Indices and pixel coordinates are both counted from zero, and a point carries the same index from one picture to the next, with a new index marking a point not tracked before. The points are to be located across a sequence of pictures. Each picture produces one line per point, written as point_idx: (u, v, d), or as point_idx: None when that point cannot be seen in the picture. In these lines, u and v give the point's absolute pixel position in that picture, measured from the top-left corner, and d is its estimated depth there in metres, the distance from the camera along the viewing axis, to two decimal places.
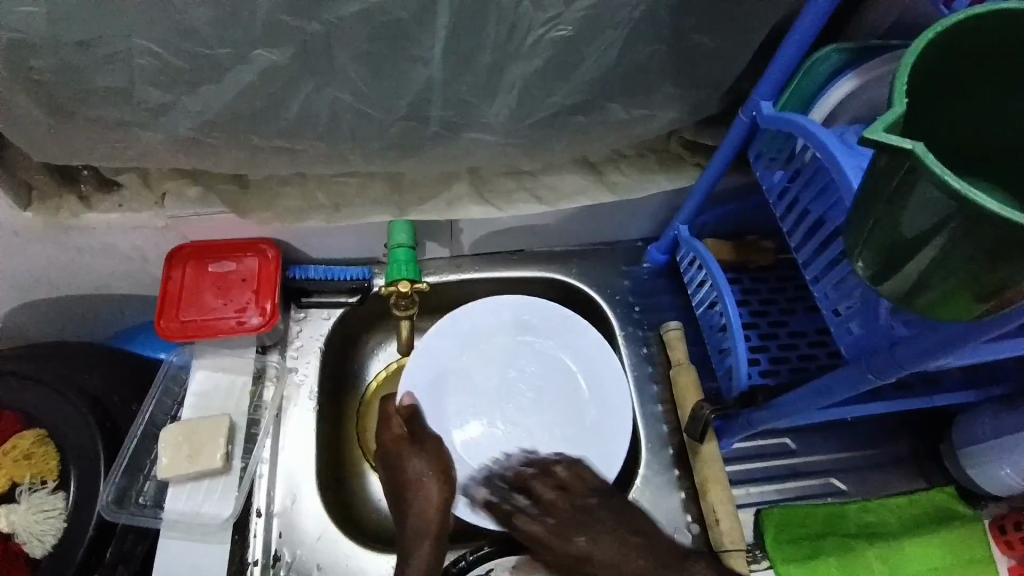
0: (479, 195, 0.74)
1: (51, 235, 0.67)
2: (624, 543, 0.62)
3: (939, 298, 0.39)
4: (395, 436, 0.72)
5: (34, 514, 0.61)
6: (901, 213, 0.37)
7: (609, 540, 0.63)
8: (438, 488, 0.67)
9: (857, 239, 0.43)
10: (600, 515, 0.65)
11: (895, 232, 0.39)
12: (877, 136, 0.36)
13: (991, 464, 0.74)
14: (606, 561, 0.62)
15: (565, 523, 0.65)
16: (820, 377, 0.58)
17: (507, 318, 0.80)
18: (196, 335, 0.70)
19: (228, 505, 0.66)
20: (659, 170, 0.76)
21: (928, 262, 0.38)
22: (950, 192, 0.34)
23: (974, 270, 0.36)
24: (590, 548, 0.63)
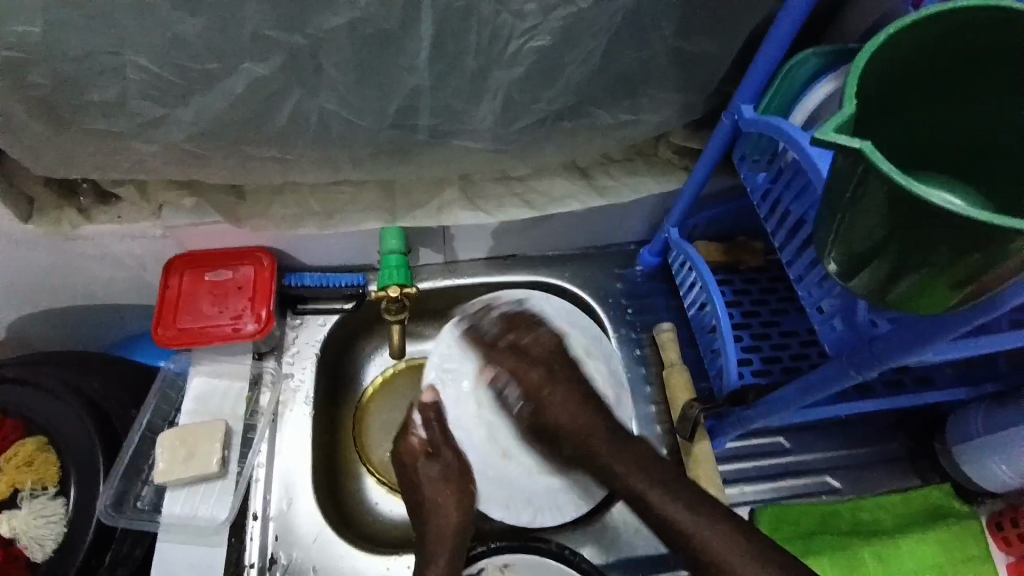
0: (470, 200, 0.76)
1: (53, 244, 0.69)
2: (580, 405, 0.70)
3: (910, 289, 0.40)
4: (415, 447, 0.72)
5: (35, 518, 0.61)
6: (862, 211, 0.39)
7: (568, 402, 0.70)
8: (453, 511, 0.69)
9: (826, 238, 0.44)
10: (570, 375, 0.72)
11: (863, 228, 0.39)
12: (829, 135, 0.37)
13: (984, 460, 0.75)
14: (563, 414, 0.70)
15: (540, 372, 0.72)
16: (807, 374, 0.59)
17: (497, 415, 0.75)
18: (192, 342, 0.71)
19: (224, 508, 0.67)
20: (646, 173, 0.78)
21: (892, 256, 0.39)
22: (899, 186, 0.35)
23: (944, 261, 0.37)
24: (560, 394, 0.71)
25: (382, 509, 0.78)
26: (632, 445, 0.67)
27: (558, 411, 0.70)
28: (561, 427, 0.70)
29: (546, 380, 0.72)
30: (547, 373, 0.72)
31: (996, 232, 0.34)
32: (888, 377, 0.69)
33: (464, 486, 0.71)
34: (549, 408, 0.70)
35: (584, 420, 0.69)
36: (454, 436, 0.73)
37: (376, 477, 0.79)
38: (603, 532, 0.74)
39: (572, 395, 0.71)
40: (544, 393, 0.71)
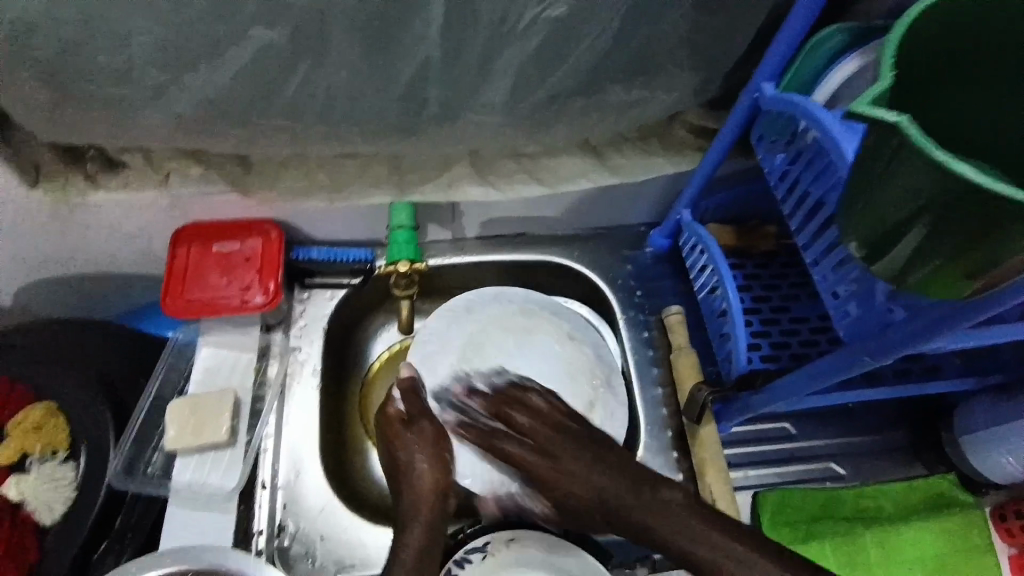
0: (479, 176, 0.75)
1: (60, 213, 0.69)
2: (601, 480, 0.59)
3: (927, 275, 0.39)
4: (393, 415, 0.65)
5: (43, 483, 0.63)
6: (888, 188, 0.38)
7: (589, 482, 0.59)
8: (432, 476, 0.62)
9: (849, 218, 0.43)
10: (576, 449, 0.61)
11: (887, 209, 0.39)
12: (863, 108, 0.37)
13: (990, 451, 0.75)
14: (587, 494, 0.59)
15: (543, 460, 0.61)
16: (816, 360, 0.58)
17: None
18: (202, 313, 0.71)
19: (234, 476, 0.67)
20: (660, 153, 0.76)
21: (914, 239, 0.38)
22: (932, 163, 0.34)
23: (960, 250, 0.36)
24: (580, 472, 0.60)
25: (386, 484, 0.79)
26: (659, 506, 0.58)
27: (583, 493, 0.60)
28: (584, 508, 0.60)
29: (565, 464, 0.61)
30: (547, 456, 0.61)
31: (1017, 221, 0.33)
32: (898, 365, 0.68)
33: (442, 452, 0.63)
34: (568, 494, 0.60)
35: (613, 494, 0.59)
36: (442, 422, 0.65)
37: None
38: None
39: (596, 474, 0.60)
40: (563, 481, 0.60)
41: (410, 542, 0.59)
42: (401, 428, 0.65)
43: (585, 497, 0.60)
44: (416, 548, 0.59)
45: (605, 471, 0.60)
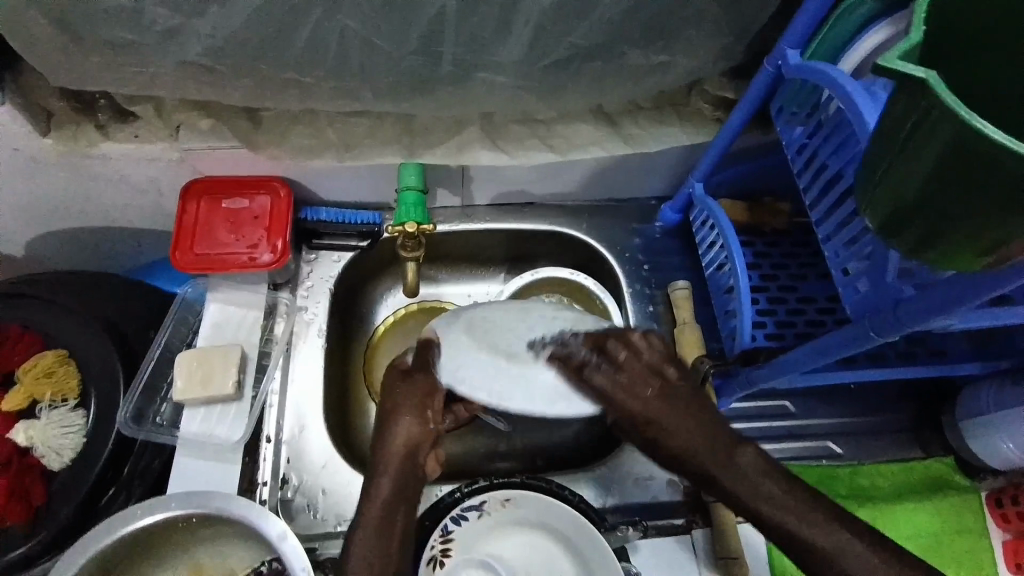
0: (491, 141, 0.73)
1: (71, 161, 0.69)
2: (697, 426, 0.56)
3: (943, 246, 0.38)
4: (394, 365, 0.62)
5: (54, 428, 0.64)
6: (909, 153, 0.36)
7: (683, 424, 0.56)
8: (410, 433, 0.57)
9: (866, 185, 0.42)
10: (673, 394, 0.57)
11: (906, 179, 0.37)
12: (893, 63, 0.35)
13: (990, 437, 0.75)
14: (676, 439, 0.55)
15: (640, 400, 0.57)
16: (822, 335, 0.57)
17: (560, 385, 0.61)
18: (209, 267, 0.71)
19: (239, 430, 0.68)
20: (675, 123, 0.75)
21: (932, 207, 0.37)
22: (958, 124, 0.32)
23: (971, 224, 0.35)
24: (670, 420, 0.56)
25: None
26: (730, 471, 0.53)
27: (673, 439, 0.56)
28: (666, 453, 0.56)
29: (657, 405, 0.57)
30: (650, 396, 0.57)
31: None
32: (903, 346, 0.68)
33: (424, 411, 0.59)
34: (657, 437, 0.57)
35: (702, 445, 0.55)
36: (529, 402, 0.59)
37: None
38: (602, 478, 0.74)
39: (685, 421, 0.56)
40: (653, 421, 0.56)
41: (370, 503, 0.54)
42: (399, 380, 0.60)
43: (677, 443, 0.55)
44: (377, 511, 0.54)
45: (698, 419, 0.56)
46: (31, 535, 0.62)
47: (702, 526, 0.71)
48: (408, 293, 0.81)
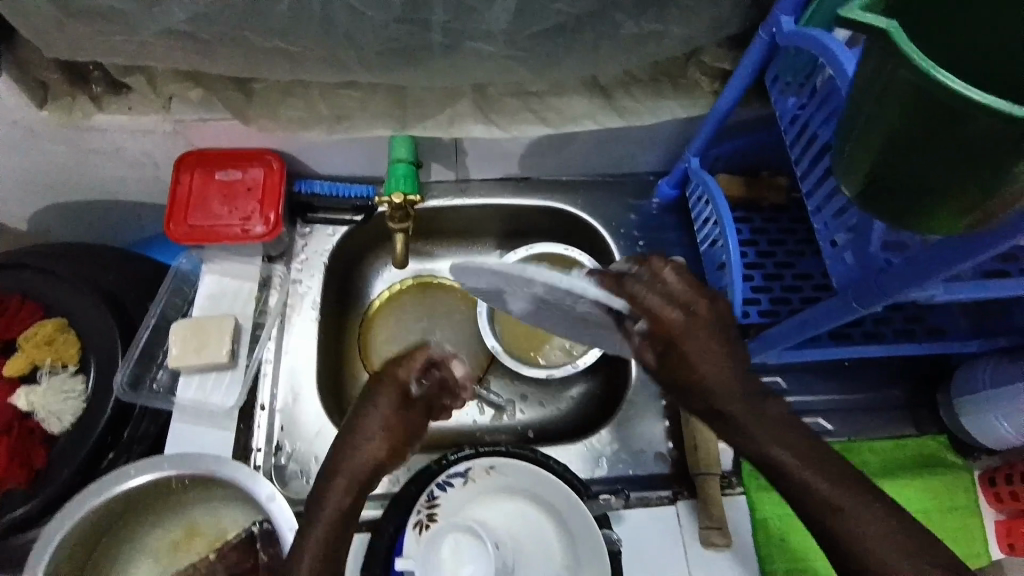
0: (483, 113, 0.73)
1: (66, 133, 0.70)
2: (730, 355, 0.50)
3: (924, 205, 0.38)
4: (396, 380, 0.55)
5: (55, 393, 0.66)
6: (882, 108, 0.36)
7: (719, 348, 0.50)
8: (373, 465, 0.52)
9: (844, 145, 0.41)
10: (715, 321, 0.51)
11: (880, 137, 0.37)
12: (853, 14, 0.34)
13: (986, 415, 0.75)
14: (707, 368, 0.50)
15: (683, 317, 0.50)
16: (810, 308, 0.57)
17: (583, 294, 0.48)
18: (202, 239, 0.72)
19: (233, 397, 0.70)
20: (669, 94, 0.74)
21: (909, 165, 0.36)
22: (925, 77, 0.32)
23: (951, 180, 0.35)
24: (701, 345, 0.50)
25: None
26: (727, 403, 0.50)
27: (703, 364, 0.50)
28: (692, 382, 0.50)
29: (692, 326, 0.50)
30: (691, 319, 0.50)
31: (1007, 146, 0.32)
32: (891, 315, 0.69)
33: (394, 448, 0.54)
34: (684, 356, 0.50)
35: (730, 379, 0.50)
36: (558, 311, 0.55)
37: None
38: (589, 451, 0.75)
39: (716, 349, 0.50)
40: (686, 341, 0.50)
41: (329, 504, 0.50)
42: (391, 398, 0.54)
43: (708, 366, 0.50)
44: (329, 525, 0.49)
45: (732, 352, 0.51)
46: (30, 497, 0.64)
47: (686, 497, 0.72)
48: (397, 265, 0.81)
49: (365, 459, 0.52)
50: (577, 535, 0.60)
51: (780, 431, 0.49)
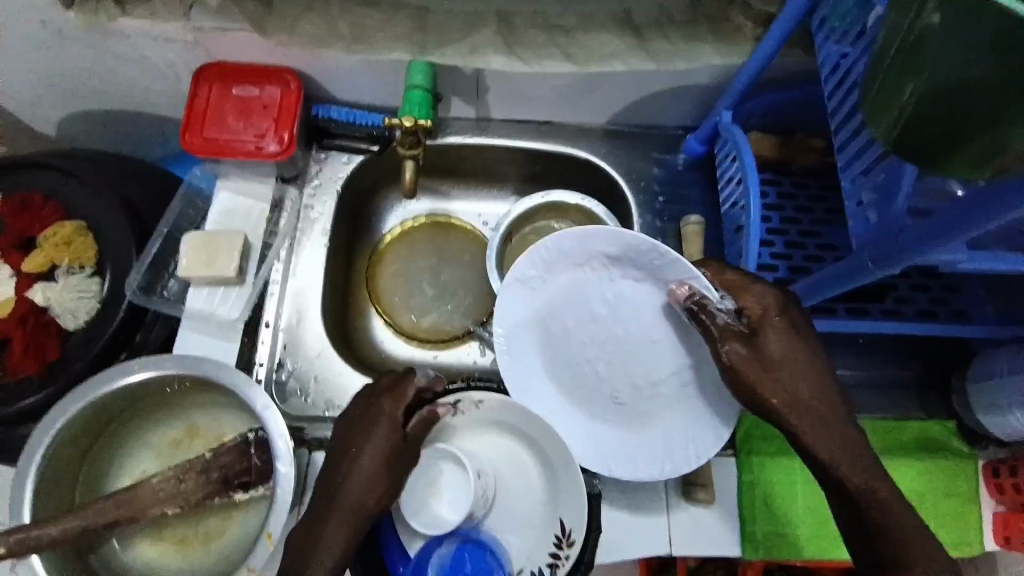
0: (506, 44, 0.70)
1: (88, 36, 0.69)
2: (810, 350, 0.55)
3: (940, 153, 0.39)
4: (388, 419, 0.55)
5: (72, 292, 0.69)
6: (906, 52, 0.38)
7: (799, 339, 0.54)
8: (366, 499, 0.52)
9: (872, 95, 0.43)
10: (801, 323, 0.56)
11: (902, 83, 0.39)
12: None
13: (998, 406, 0.71)
14: (786, 353, 0.54)
15: (771, 302, 0.56)
16: (825, 269, 0.55)
17: (652, 275, 0.67)
18: (216, 153, 0.72)
19: (238, 308, 0.71)
20: (708, 38, 0.69)
21: (925, 112, 0.38)
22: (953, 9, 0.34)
23: (962, 129, 0.37)
24: (779, 325, 0.55)
25: (385, 347, 0.86)
26: (796, 383, 0.53)
27: (783, 350, 0.54)
28: (772, 367, 0.54)
29: (774, 306, 0.56)
30: (781, 305, 0.56)
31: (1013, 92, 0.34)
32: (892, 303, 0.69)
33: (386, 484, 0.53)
34: (767, 335, 0.55)
35: (806, 368, 0.54)
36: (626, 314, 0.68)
37: (382, 316, 0.87)
38: None
39: (794, 344, 0.54)
40: (771, 318, 0.55)
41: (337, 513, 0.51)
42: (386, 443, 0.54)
43: (783, 353, 0.54)
44: (343, 521, 0.51)
45: (810, 349, 0.54)
46: (49, 386, 0.67)
47: None
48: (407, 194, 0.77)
49: (360, 490, 0.52)
50: (559, 467, 0.62)
51: (823, 395, 0.53)
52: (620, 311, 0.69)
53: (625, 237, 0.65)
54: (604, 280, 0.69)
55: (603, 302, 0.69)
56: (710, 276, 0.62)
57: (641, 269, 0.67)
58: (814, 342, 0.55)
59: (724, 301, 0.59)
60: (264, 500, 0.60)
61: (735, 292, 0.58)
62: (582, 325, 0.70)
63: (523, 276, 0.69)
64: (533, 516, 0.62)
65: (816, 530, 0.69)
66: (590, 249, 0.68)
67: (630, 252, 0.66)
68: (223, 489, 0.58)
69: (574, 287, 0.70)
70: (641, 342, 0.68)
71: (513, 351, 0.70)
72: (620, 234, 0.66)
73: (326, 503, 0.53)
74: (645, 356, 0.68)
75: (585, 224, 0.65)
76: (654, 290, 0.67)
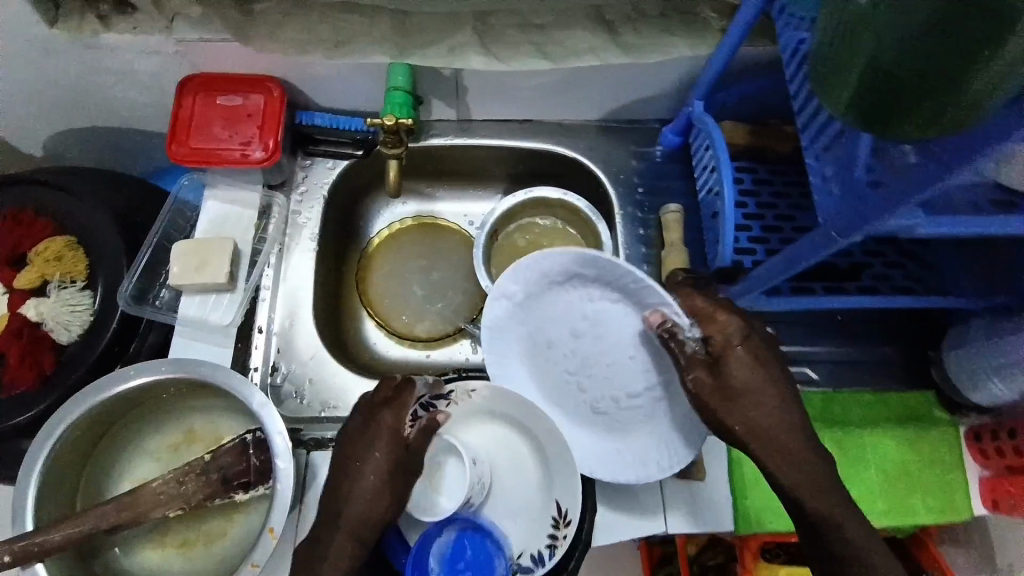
0: (482, 43, 0.72)
1: (72, 52, 0.71)
2: (772, 375, 0.56)
3: (911, 109, 0.43)
4: (389, 434, 0.56)
5: (64, 305, 0.70)
6: (855, 47, 0.46)
7: (761, 365, 0.56)
8: (370, 518, 0.53)
9: (836, 96, 0.49)
10: (764, 352, 0.57)
11: (859, 69, 0.46)
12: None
13: (973, 371, 0.73)
14: (750, 381, 0.56)
15: (735, 328, 0.57)
16: (794, 245, 0.57)
17: (627, 296, 0.65)
18: (203, 161, 0.73)
19: (230, 314, 0.72)
20: (676, 31, 0.72)
21: (882, 83, 0.44)
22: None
23: (931, 81, 0.41)
24: (742, 355, 0.57)
25: (378, 348, 0.87)
26: (760, 410, 0.55)
27: (747, 379, 0.56)
28: (734, 395, 0.56)
29: (737, 334, 0.57)
30: (745, 330, 0.57)
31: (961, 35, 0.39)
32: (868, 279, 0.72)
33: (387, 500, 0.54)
34: (730, 364, 0.56)
35: (769, 393, 0.56)
36: (601, 330, 0.68)
37: (375, 319, 0.88)
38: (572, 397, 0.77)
39: (756, 373, 0.56)
40: (733, 348, 0.57)
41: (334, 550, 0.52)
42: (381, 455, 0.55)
43: (746, 381, 0.56)
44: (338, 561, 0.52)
45: (772, 376, 0.56)
46: (32, 404, 0.67)
47: None
48: (392, 192, 0.81)
49: (361, 510, 0.53)
50: (553, 457, 0.63)
51: (785, 410, 0.56)
52: (596, 327, 0.68)
53: (597, 260, 0.63)
54: (582, 295, 0.68)
55: (580, 316, 0.69)
56: (682, 301, 0.61)
57: (615, 289, 0.65)
58: (777, 370, 0.57)
59: (692, 329, 0.59)
60: (264, 500, 0.61)
61: (703, 319, 0.59)
62: (559, 336, 0.70)
63: (502, 292, 0.70)
64: (531, 510, 0.63)
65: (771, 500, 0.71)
66: (566, 268, 0.66)
67: (604, 273, 0.64)
68: (223, 490, 0.58)
69: (554, 301, 0.70)
70: (616, 358, 0.69)
71: (494, 354, 0.72)
72: (593, 258, 0.63)
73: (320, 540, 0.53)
74: (620, 370, 0.69)
75: (557, 247, 0.64)
76: (630, 309, 0.66)
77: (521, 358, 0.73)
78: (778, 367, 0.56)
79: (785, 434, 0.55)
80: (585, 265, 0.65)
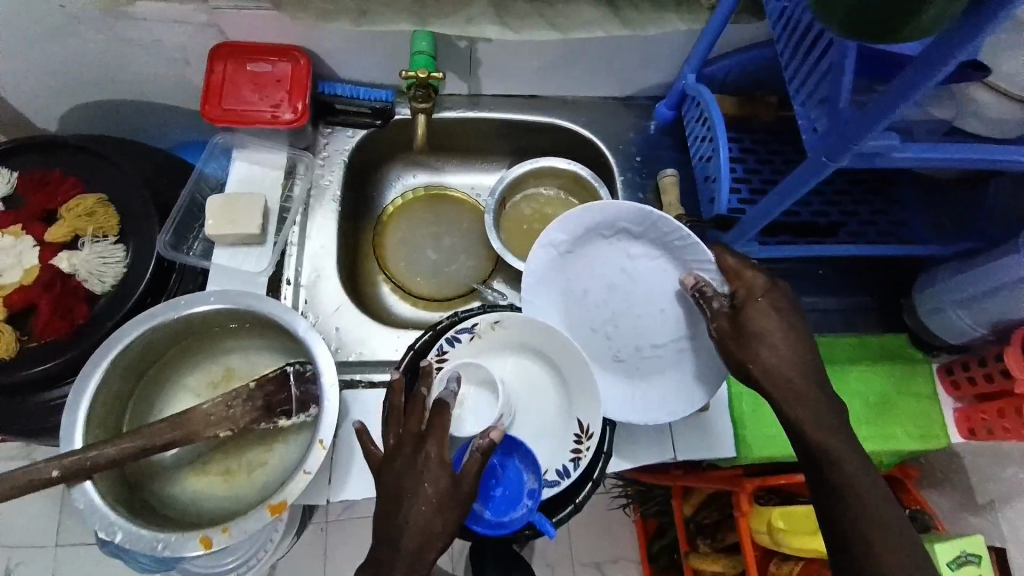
0: (497, 15, 0.78)
1: (104, 21, 0.74)
2: (789, 318, 0.61)
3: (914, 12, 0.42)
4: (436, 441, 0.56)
5: (97, 257, 0.72)
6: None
7: (783, 312, 0.61)
8: (433, 510, 0.54)
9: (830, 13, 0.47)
10: (783, 304, 0.62)
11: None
12: None
13: (940, 311, 0.80)
14: (775, 329, 0.61)
15: (755, 282, 0.63)
16: (784, 181, 0.64)
17: (667, 252, 0.73)
18: (237, 121, 0.78)
19: (263, 263, 0.76)
20: (672, 8, 0.80)
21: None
22: None
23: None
24: (761, 303, 0.62)
25: (394, 308, 0.93)
26: (773, 337, 0.60)
27: (769, 325, 0.61)
28: (754, 335, 0.61)
29: (759, 287, 0.63)
30: (767, 284, 0.63)
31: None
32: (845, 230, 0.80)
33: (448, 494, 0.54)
34: (750, 311, 0.62)
35: (788, 334, 0.61)
36: (635, 283, 0.75)
37: (390, 283, 0.92)
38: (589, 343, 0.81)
39: (776, 321, 0.61)
40: (755, 298, 0.62)
41: (410, 510, 0.54)
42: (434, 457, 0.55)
43: (771, 325, 0.61)
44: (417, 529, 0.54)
45: (792, 323, 0.61)
46: (62, 353, 0.70)
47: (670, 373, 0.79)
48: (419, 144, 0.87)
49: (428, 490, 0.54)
50: (579, 406, 0.68)
51: (791, 336, 0.61)
52: (633, 280, 0.75)
53: (648, 215, 0.71)
54: (624, 250, 0.75)
55: (619, 267, 0.75)
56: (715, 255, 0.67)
57: (657, 245, 0.73)
58: (796, 314, 0.62)
59: (722, 285, 0.68)
60: (306, 428, 0.64)
61: (730, 275, 0.65)
62: (597, 286, 0.76)
63: (550, 242, 0.74)
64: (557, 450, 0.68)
65: (764, 430, 0.77)
66: (616, 222, 0.73)
67: (651, 229, 0.72)
68: (266, 416, 0.62)
69: (597, 254, 0.76)
70: (647, 310, 0.75)
71: (532, 297, 0.75)
72: (643, 215, 0.71)
73: (396, 512, 0.54)
74: (648, 321, 0.75)
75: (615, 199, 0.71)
76: (667, 266, 0.73)
77: (555, 304, 0.76)
78: (795, 311, 0.62)
79: (793, 352, 0.60)
80: (635, 220, 0.72)
